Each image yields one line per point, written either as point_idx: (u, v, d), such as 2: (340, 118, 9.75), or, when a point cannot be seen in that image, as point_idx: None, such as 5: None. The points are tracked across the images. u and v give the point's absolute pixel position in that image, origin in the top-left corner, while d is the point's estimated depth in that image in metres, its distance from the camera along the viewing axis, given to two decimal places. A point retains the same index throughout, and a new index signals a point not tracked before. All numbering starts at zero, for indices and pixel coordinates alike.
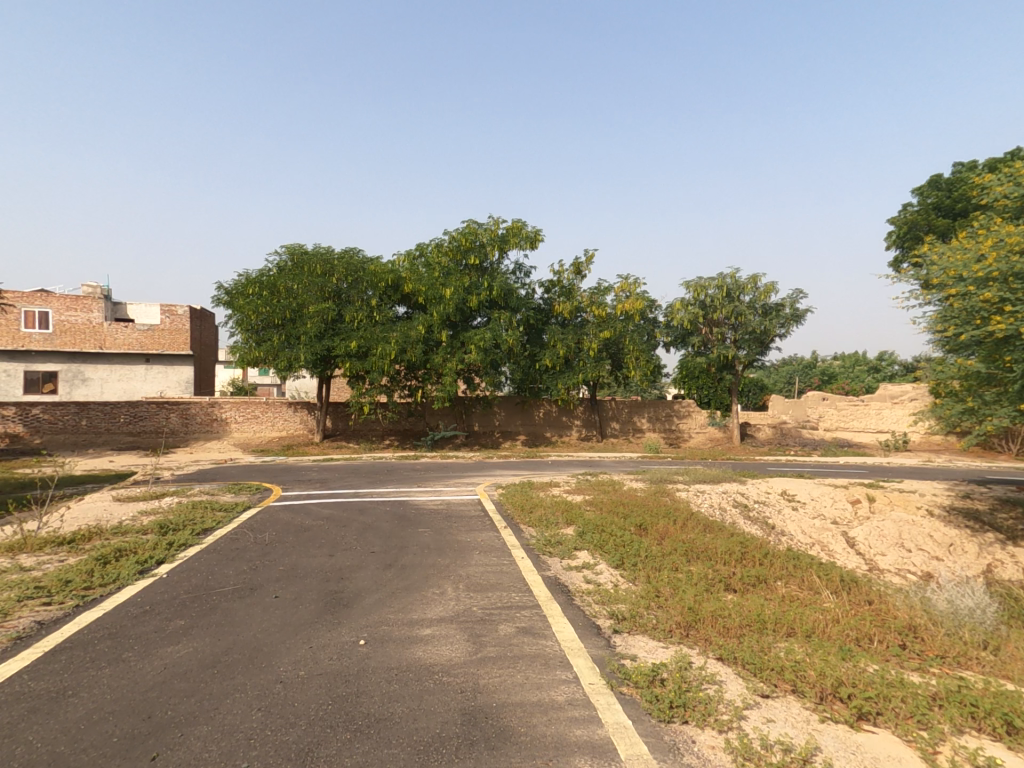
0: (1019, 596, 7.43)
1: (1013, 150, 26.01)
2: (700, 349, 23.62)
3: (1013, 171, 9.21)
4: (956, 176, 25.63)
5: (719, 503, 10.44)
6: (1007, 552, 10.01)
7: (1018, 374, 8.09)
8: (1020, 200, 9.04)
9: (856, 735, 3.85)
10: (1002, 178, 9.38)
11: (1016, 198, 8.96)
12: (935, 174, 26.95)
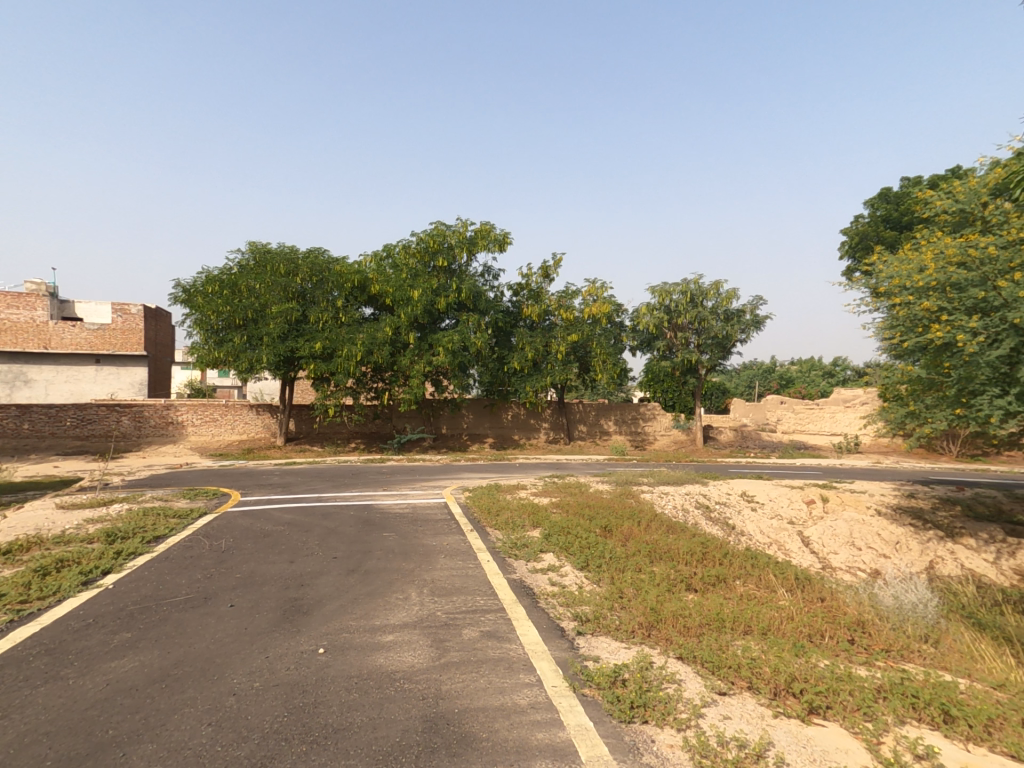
0: (959, 590, 7.83)
1: (955, 168, 27.44)
2: (665, 354, 24.12)
3: (951, 187, 9.73)
4: (903, 190, 26.86)
5: (682, 504, 10.65)
6: (950, 550, 10.49)
7: (955, 379, 8.46)
8: (959, 214, 9.53)
9: (807, 729, 3.99)
10: (942, 193, 9.88)
11: (954, 212, 9.44)
12: (884, 187, 28.21)
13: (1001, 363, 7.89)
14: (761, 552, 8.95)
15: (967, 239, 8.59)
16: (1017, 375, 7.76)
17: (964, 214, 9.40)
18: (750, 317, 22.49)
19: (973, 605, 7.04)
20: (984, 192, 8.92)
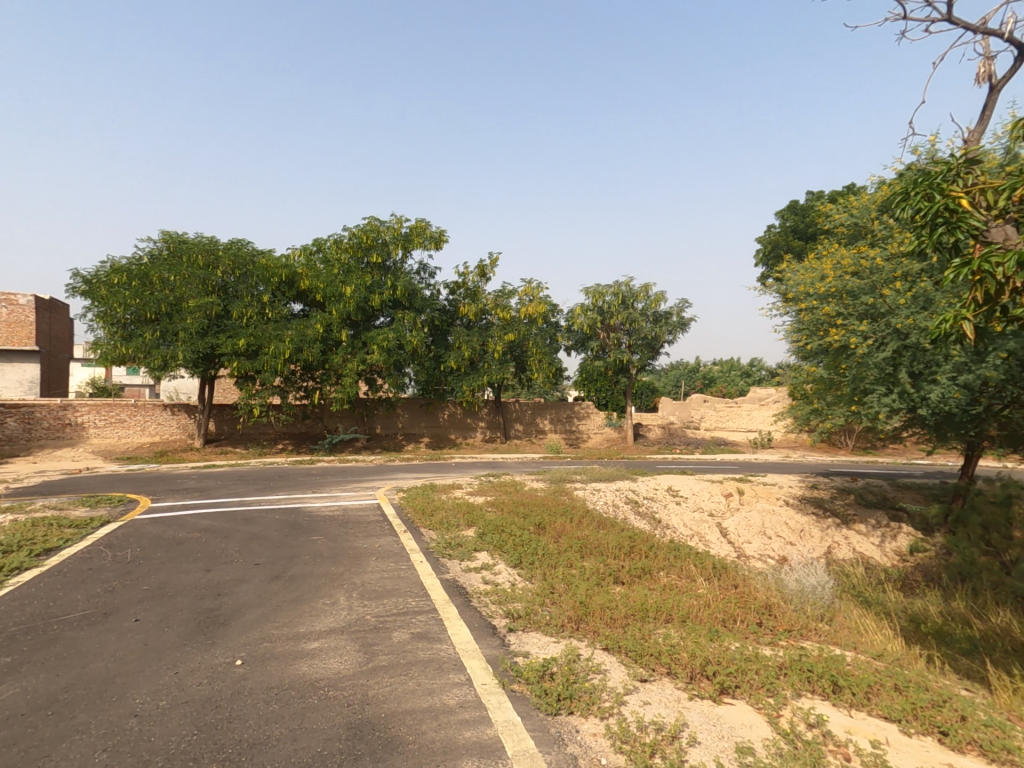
0: (852, 572, 8.62)
1: (852, 185, 30.20)
2: (598, 354, 24.84)
3: (848, 202, 10.64)
4: (808, 203, 29.20)
5: (613, 500, 11.02)
6: (844, 535, 11.47)
7: (850, 378, 9.27)
8: (854, 227, 10.44)
9: (718, 708, 4.25)
10: (841, 207, 10.78)
11: (850, 225, 10.34)
12: (792, 200, 30.52)
13: (886, 365, 8.72)
14: (684, 544, 9.42)
15: (859, 251, 9.41)
16: (899, 375, 8.61)
17: (857, 229, 10.30)
18: (676, 320, 23.55)
19: (863, 585, 7.77)
20: (875, 207, 9.82)
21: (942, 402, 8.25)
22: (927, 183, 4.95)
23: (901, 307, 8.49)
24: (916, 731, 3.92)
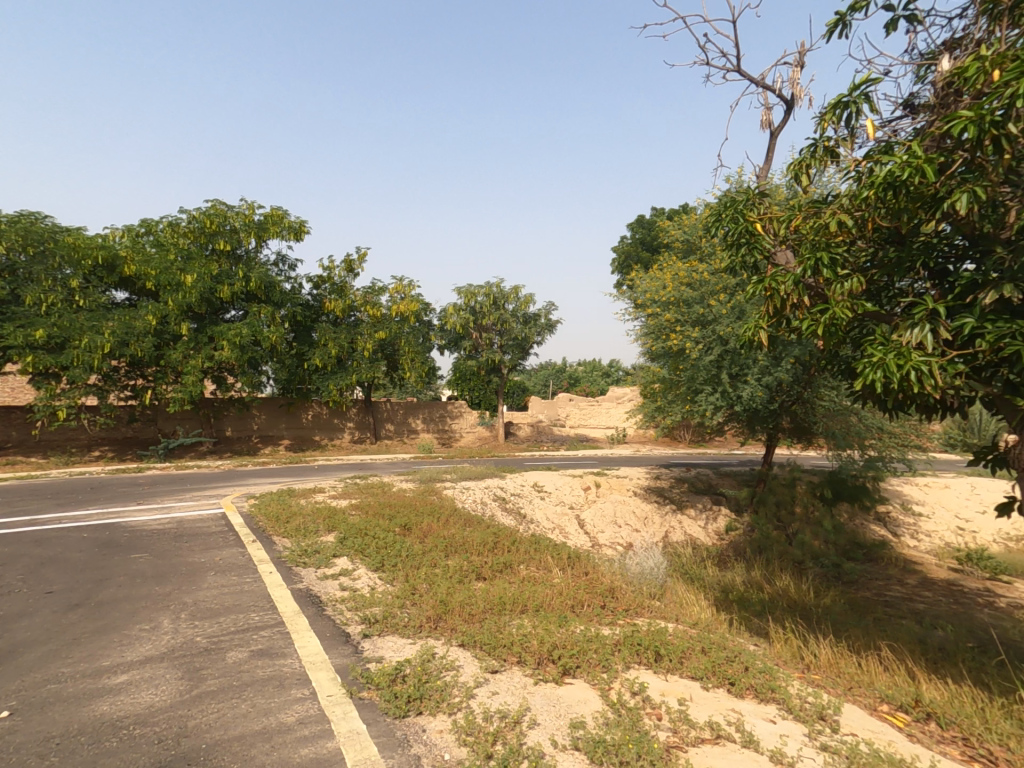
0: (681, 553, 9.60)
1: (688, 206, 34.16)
2: (471, 353, 25.18)
3: (682, 220, 11.92)
4: (654, 218, 32.37)
5: (481, 497, 11.14)
6: (678, 519, 12.53)
7: (685, 378, 10.36)
8: (686, 243, 11.72)
9: (559, 689, 4.42)
10: (676, 224, 12.04)
11: (684, 241, 11.59)
12: (640, 215, 33.60)
13: (712, 367, 9.90)
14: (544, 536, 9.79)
15: (690, 265, 10.58)
16: (721, 377, 9.84)
17: (687, 245, 11.60)
18: (544, 322, 24.56)
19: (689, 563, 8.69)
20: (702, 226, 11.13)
21: (750, 401, 9.64)
22: (734, 208, 5.80)
23: (723, 317, 9.71)
24: (712, 685, 4.45)
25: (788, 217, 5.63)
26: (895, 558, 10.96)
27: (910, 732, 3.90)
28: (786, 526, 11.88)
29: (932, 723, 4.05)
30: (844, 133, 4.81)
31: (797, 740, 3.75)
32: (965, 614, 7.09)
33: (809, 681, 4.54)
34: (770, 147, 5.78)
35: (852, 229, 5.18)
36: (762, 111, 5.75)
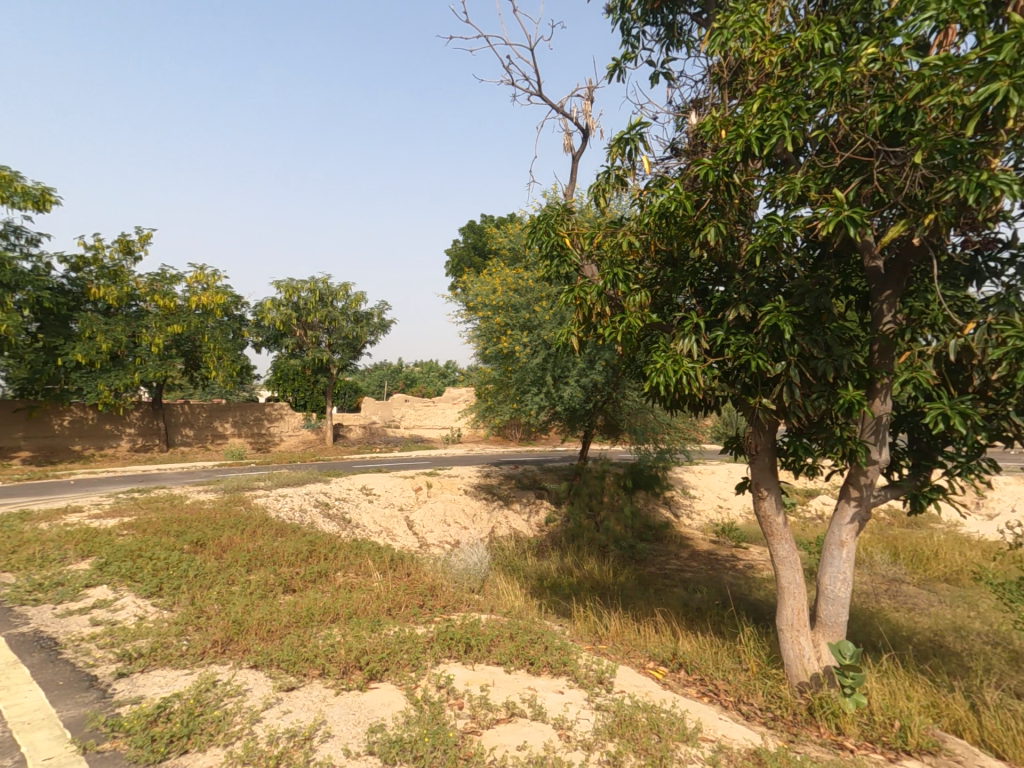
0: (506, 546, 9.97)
1: (514, 217, 36.26)
2: (294, 352, 23.62)
3: (508, 228, 12.55)
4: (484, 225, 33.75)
5: (299, 505, 10.39)
6: (504, 514, 13.01)
7: (514, 379, 10.87)
8: (513, 250, 12.37)
9: (362, 696, 4.23)
10: (503, 232, 12.65)
11: (511, 248, 12.21)
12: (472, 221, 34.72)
13: (537, 368, 10.53)
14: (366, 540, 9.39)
15: (517, 271, 11.17)
16: (545, 378, 10.51)
17: (514, 253, 12.22)
18: (377, 321, 23.90)
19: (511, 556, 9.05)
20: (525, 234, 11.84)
21: (571, 399, 10.47)
22: (546, 223, 6.13)
23: (546, 322, 10.40)
24: (514, 667, 4.76)
25: (592, 235, 6.20)
26: (677, 536, 12.73)
27: (665, 681, 4.88)
28: (597, 514, 13.13)
29: (681, 670, 5.09)
30: (629, 165, 5.47)
31: (580, 705, 4.24)
32: (717, 578, 8.43)
33: (596, 650, 5.35)
34: (574, 169, 6.27)
35: (639, 250, 5.85)
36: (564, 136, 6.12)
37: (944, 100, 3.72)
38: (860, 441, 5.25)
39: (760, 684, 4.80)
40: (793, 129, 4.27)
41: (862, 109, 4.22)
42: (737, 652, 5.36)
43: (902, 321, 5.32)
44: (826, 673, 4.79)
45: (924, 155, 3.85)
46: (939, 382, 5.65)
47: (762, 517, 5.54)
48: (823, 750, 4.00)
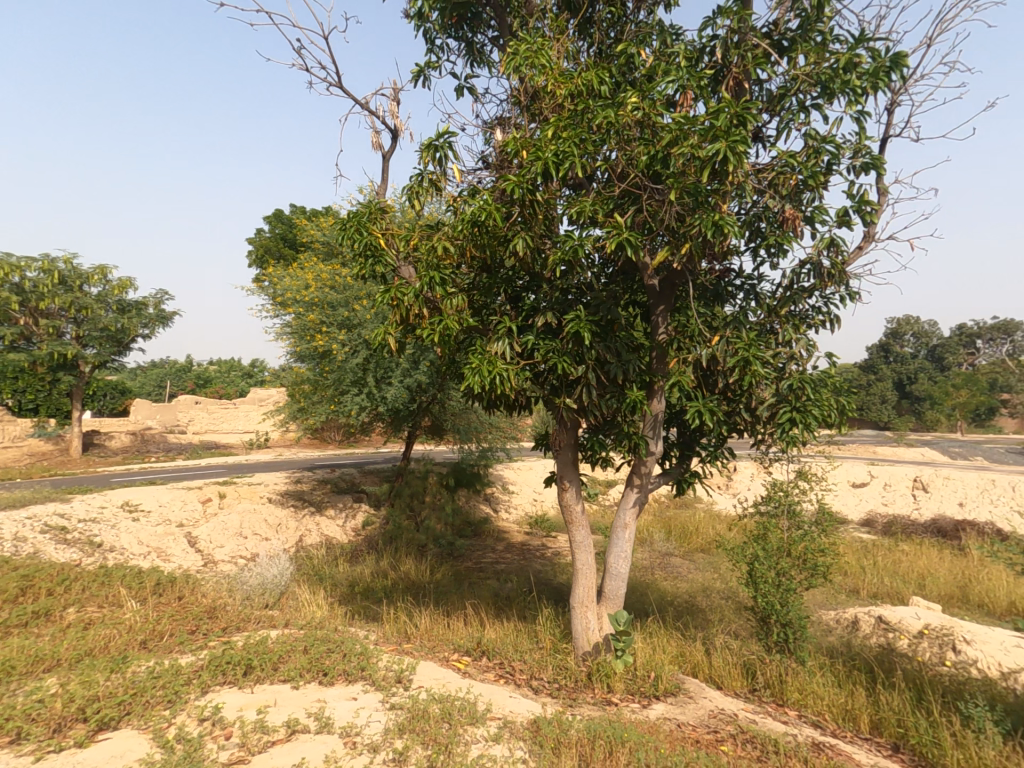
0: (312, 555, 9.32)
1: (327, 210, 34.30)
2: (18, 344, 17.72)
3: (320, 222, 11.89)
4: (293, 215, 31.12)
5: (16, 535, 8.56)
6: (314, 521, 12.28)
7: (332, 380, 10.35)
8: (326, 244, 11.75)
9: (82, 753, 3.48)
10: (314, 225, 11.94)
11: (324, 243, 11.60)
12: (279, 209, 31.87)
13: (357, 369, 10.20)
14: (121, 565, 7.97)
15: (332, 267, 10.70)
16: (367, 379, 10.20)
17: (328, 248, 11.63)
18: (154, 311, 18.98)
19: (320, 565, 8.51)
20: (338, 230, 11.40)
21: (394, 401, 10.30)
22: (357, 221, 5.67)
23: (367, 321, 10.11)
24: (303, 683, 4.46)
25: (408, 235, 5.89)
26: (495, 531, 13.26)
27: (465, 670, 5.01)
28: (418, 514, 13.05)
29: (483, 658, 5.30)
30: (440, 170, 5.54)
31: (370, 709, 4.11)
32: (527, 567, 8.98)
33: (399, 650, 5.26)
34: (385, 167, 6.16)
35: (454, 254, 5.61)
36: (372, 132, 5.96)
37: (686, 151, 4.55)
38: (640, 436, 5.88)
39: (550, 658, 5.23)
40: (581, 159, 4.76)
41: (631, 149, 4.93)
42: (535, 633, 5.75)
43: (671, 332, 6.17)
44: (605, 640, 5.39)
45: (672, 195, 4.63)
46: (696, 386, 6.59)
47: (565, 506, 6.04)
48: (594, 708, 4.53)
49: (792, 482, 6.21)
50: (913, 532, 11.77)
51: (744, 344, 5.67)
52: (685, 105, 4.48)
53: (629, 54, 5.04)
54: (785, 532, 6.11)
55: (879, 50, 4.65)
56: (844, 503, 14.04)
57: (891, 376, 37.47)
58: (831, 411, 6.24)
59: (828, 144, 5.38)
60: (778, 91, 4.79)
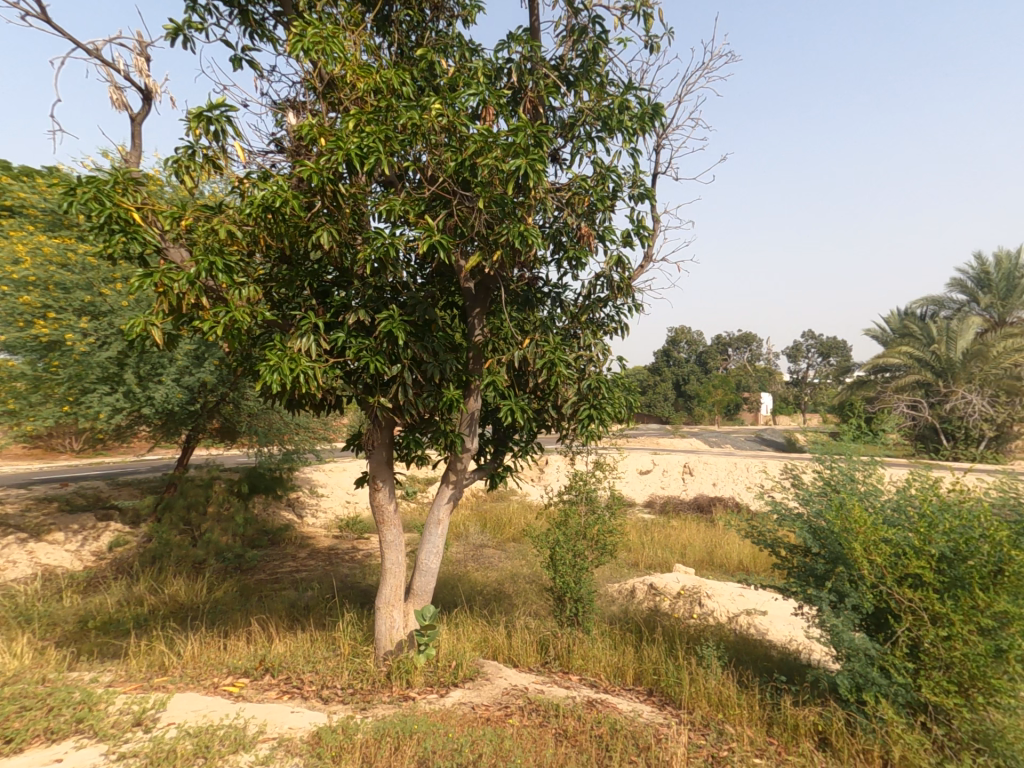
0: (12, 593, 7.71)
1: None
2: None
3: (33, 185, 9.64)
4: None
5: None
6: (23, 550, 10.18)
7: (65, 378, 8.60)
8: (48, 213, 9.60)
9: None
10: (24, 188, 9.64)
11: (45, 212, 9.44)
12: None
13: (110, 364, 8.88)
14: None
15: (62, 240, 8.82)
16: (124, 375, 8.97)
17: (52, 219, 9.58)
18: None
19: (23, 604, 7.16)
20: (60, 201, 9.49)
21: (165, 401, 9.35)
22: (94, 188, 4.61)
23: (123, 308, 8.93)
24: None
25: (175, 214, 5.09)
26: (296, 538, 12.55)
27: (240, 694, 4.65)
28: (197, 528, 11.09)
29: (266, 675, 4.98)
30: (218, 146, 5.01)
31: (87, 766, 3.52)
32: (333, 571, 8.76)
33: (145, 687, 4.66)
34: (136, 132, 5.56)
35: (243, 242, 5.08)
36: (113, 90, 5.34)
37: (489, 162, 4.68)
38: (458, 433, 5.58)
39: (347, 663, 5.12)
40: (387, 156, 4.63)
41: (440, 153, 4.98)
42: (333, 639, 5.57)
43: (486, 334, 6.00)
44: (408, 637, 5.40)
45: (480, 203, 4.74)
46: (510, 385, 6.35)
47: (376, 506, 5.72)
48: (388, 707, 4.54)
49: (590, 472, 6.93)
50: (679, 509, 14.19)
51: (551, 346, 5.76)
52: (488, 119, 4.81)
53: (430, 60, 5.21)
54: (583, 517, 6.79)
55: (643, 99, 5.43)
56: (632, 489, 16.50)
57: (671, 378, 44.87)
58: (620, 406, 7.15)
59: (611, 172, 6.12)
60: (569, 119, 5.33)
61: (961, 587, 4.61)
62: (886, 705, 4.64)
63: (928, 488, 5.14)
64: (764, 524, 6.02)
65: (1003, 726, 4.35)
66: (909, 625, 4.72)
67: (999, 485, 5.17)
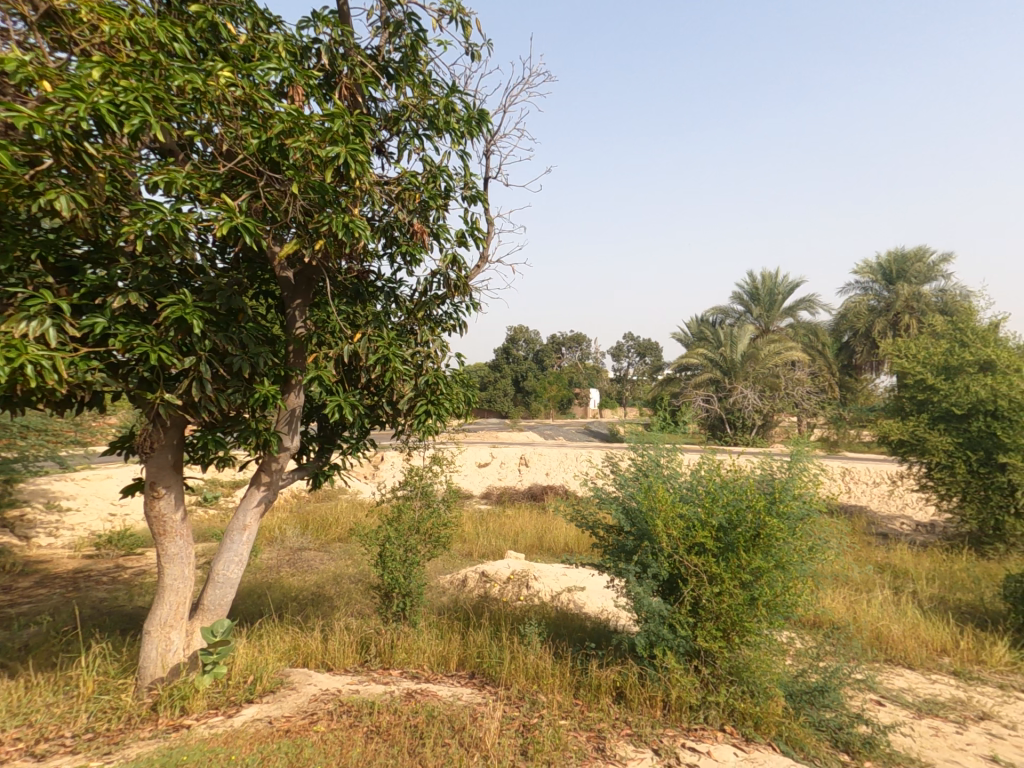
0: None
1: None
2: None
3: None
4: None
5: None
6: None
7: None
8: None
9: None
10: None
11: None
12: None
13: None
14: None
15: None
16: None
17: None
18: None
19: None
20: None
21: None
22: None
23: None
24: None
25: None
26: (31, 564, 10.73)
27: None
28: None
29: None
30: None
31: None
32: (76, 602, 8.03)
33: None
34: None
35: None
36: None
37: (303, 145, 4.15)
38: (274, 431, 4.99)
39: (85, 707, 4.55)
40: (158, 120, 3.75)
41: (234, 126, 4.28)
42: (75, 679, 4.93)
43: (309, 326, 5.29)
44: (189, 659, 5.02)
45: (295, 188, 4.16)
46: (338, 381, 5.74)
47: (155, 517, 4.92)
48: (146, 743, 4.16)
49: (426, 468, 7.00)
50: (513, 498, 15.12)
51: (385, 342, 5.35)
52: (298, 100, 4.40)
53: (211, 20, 4.44)
54: (417, 512, 6.82)
55: (470, 103, 5.57)
56: (470, 482, 17.42)
57: (509, 375, 47.40)
58: (459, 402, 6.81)
59: (442, 172, 6.02)
60: (392, 113, 5.22)
61: (732, 549, 5.50)
62: (671, 655, 5.40)
63: (711, 470, 6.05)
64: (587, 507, 6.39)
65: (748, 658, 5.26)
66: (693, 587, 5.48)
67: (764, 466, 6.24)
